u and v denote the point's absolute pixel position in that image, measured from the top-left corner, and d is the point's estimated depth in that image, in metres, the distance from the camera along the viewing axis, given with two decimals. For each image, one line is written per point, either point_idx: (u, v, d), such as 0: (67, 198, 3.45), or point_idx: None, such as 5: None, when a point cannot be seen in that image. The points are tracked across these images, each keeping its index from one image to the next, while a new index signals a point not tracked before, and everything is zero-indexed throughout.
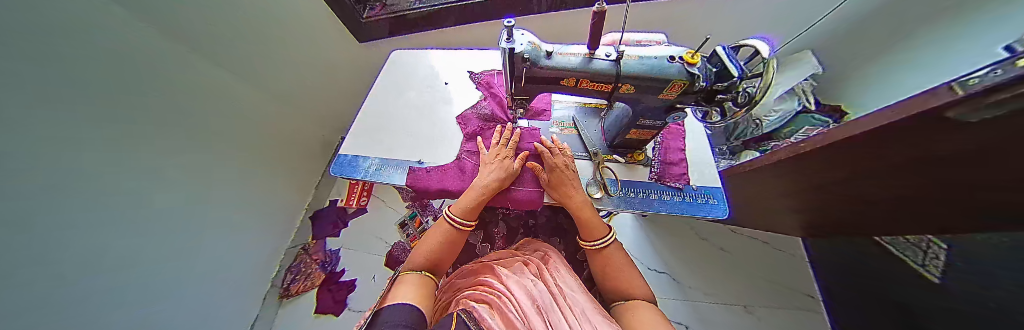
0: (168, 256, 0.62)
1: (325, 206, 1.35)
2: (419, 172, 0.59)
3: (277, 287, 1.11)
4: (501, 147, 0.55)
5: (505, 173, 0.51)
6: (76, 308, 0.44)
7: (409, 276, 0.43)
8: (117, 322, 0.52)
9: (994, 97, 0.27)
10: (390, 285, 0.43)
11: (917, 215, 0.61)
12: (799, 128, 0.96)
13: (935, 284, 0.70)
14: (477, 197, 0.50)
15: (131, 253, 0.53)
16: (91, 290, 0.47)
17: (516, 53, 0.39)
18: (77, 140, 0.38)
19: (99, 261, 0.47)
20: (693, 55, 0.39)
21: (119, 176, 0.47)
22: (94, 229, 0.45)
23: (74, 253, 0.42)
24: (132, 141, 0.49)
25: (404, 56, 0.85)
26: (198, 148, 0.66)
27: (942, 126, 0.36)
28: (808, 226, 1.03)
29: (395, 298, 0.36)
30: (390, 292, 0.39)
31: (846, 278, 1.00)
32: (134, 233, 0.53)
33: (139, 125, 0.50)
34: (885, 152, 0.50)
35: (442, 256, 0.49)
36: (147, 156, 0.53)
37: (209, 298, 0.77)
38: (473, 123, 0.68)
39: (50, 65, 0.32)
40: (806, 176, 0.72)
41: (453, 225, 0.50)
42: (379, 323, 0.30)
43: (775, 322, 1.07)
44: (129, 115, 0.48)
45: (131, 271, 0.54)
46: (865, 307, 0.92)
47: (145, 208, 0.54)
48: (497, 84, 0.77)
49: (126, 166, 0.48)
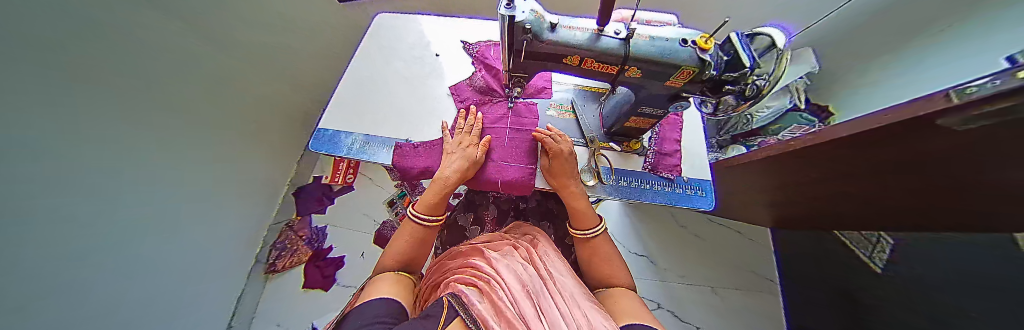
0: (132, 230, 0.58)
1: (309, 182, 1.30)
2: (406, 149, 0.56)
3: (262, 262, 1.08)
4: (466, 134, 0.52)
5: (468, 162, 0.48)
6: (58, 291, 0.45)
7: (382, 276, 0.41)
8: (90, 301, 0.51)
9: (993, 107, 0.27)
10: (363, 286, 0.39)
11: (877, 213, 0.67)
12: (786, 126, 0.96)
13: (876, 274, 0.81)
14: (440, 192, 0.48)
15: (95, 225, 0.49)
16: (65, 269, 0.45)
17: (517, 23, 0.35)
18: (41, 103, 0.35)
19: (64, 234, 0.43)
20: (707, 40, 0.37)
21: (81, 145, 0.43)
22: (57, 200, 0.41)
23: (45, 231, 0.40)
24: (91, 104, 0.43)
25: (391, 20, 0.77)
26: (158, 113, 0.59)
27: (919, 135, 0.39)
28: (778, 219, 1.11)
29: (371, 293, 0.35)
30: (364, 290, 0.37)
31: (804, 266, 1.10)
32: (99, 205, 0.49)
33: (101, 89, 0.45)
34: (858, 154, 0.53)
35: (414, 259, 0.47)
36: (106, 122, 0.47)
37: (182, 278, 0.75)
38: (466, 97, 0.64)
39: (16, 23, 0.29)
40: (784, 174, 0.76)
41: (420, 222, 0.48)
42: (353, 317, 0.28)
43: (735, 301, 1.19)
44: (90, 76, 0.42)
45: (94, 245, 0.50)
46: (814, 290, 1.04)
47: (113, 182, 0.51)
48: (493, 56, 0.69)
49: (86, 132, 0.44)
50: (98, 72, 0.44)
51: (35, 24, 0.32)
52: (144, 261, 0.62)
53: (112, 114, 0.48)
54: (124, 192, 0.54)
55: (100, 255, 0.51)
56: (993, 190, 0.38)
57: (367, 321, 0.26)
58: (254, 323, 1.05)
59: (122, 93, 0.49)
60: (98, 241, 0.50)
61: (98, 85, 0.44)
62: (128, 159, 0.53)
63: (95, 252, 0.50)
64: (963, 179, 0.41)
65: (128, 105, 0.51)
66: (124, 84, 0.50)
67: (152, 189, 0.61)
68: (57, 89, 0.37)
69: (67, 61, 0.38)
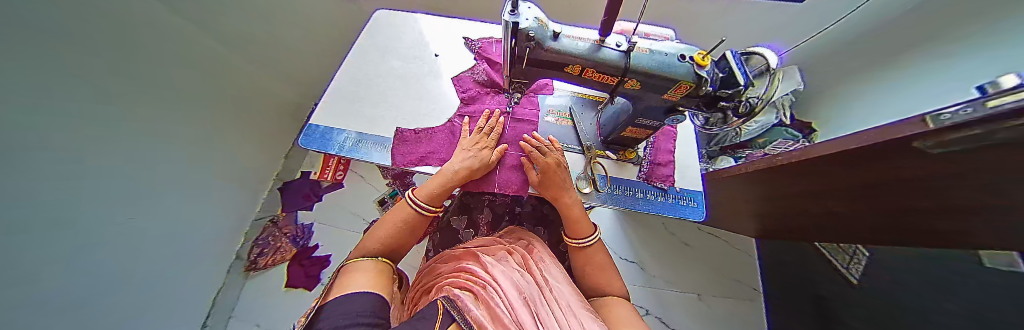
0: (107, 225, 0.53)
1: (296, 178, 1.26)
2: (407, 135, 0.57)
3: (243, 259, 1.04)
4: (483, 135, 0.52)
5: (481, 162, 0.49)
6: (34, 286, 0.41)
7: (361, 263, 0.38)
8: (63, 303, 0.48)
9: (960, 132, 0.28)
10: (335, 273, 0.36)
11: (856, 230, 0.70)
12: (773, 140, 1.00)
13: (858, 287, 0.84)
14: (444, 183, 0.48)
15: (65, 219, 0.45)
16: (44, 267, 0.43)
17: (521, 30, 0.35)
18: (15, 90, 0.32)
19: (39, 225, 0.40)
20: (704, 57, 0.38)
21: (54, 131, 0.40)
22: (33, 193, 0.38)
23: (22, 225, 0.37)
24: (64, 85, 0.40)
25: (392, 18, 0.76)
26: (139, 101, 0.56)
27: (890, 156, 0.41)
28: (762, 230, 1.15)
29: (351, 284, 0.32)
30: (339, 281, 0.33)
31: (787, 276, 1.14)
32: (69, 196, 0.44)
33: (72, 70, 0.41)
34: (841, 174, 0.55)
35: (401, 242, 0.46)
36: (80, 111, 0.44)
37: (156, 281, 0.69)
38: (468, 88, 0.65)
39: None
40: (771, 188, 0.78)
41: (419, 210, 0.47)
42: (333, 314, 0.25)
43: (720, 307, 1.22)
44: (66, 63, 0.40)
45: (68, 241, 0.46)
46: (794, 300, 1.09)
47: (91, 176, 0.48)
48: (495, 53, 0.72)
49: (58, 121, 0.40)
50: (72, 53, 0.40)
51: (10, 7, 0.30)
52: (113, 257, 0.57)
53: (87, 104, 0.45)
54: (105, 187, 0.51)
55: (81, 249, 0.49)
56: (980, 210, 0.40)
57: (349, 319, 0.23)
58: (231, 324, 0.99)
59: (93, 79, 0.45)
60: (79, 240, 0.48)
61: (67, 71, 0.40)
62: (99, 148, 0.49)
63: (72, 250, 0.47)
64: (951, 201, 0.43)
65: (100, 93, 0.47)
66: (98, 70, 0.46)
67: (129, 179, 0.56)
68: (31, 75, 0.34)
69: (42, 39, 0.35)
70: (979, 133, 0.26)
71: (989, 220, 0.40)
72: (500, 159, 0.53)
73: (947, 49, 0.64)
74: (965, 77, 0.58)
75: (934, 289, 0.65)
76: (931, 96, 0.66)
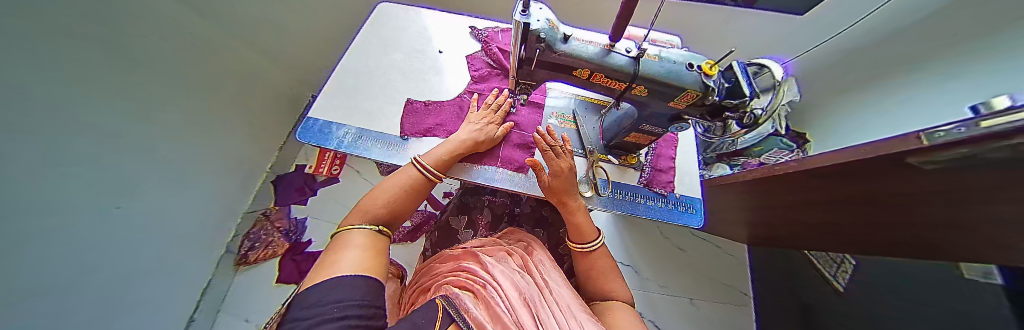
0: (90, 218, 0.51)
1: (291, 171, 1.24)
2: (417, 106, 0.60)
3: (233, 253, 1.02)
4: (491, 111, 0.55)
5: (487, 136, 0.52)
6: (28, 268, 0.40)
7: (352, 236, 0.32)
8: (53, 289, 0.46)
9: (946, 151, 0.29)
10: (332, 238, 0.33)
11: (845, 240, 0.72)
12: (767, 150, 1.01)
13: (840, 292, 0.88)
14: (455, 149, 0.48)
15: (53, 204, 0.43)
16: (36, 251, 0.41)
17: (532, 31, 0.35)
18: (6, 72, 0.31)
19: (30, 208, 0.39)
20: (712, 66, 0.37)
21: (49, 109, 0.38)
22: (24, 173, 0.36)
23: (12, 205, 0.36)
24: (57, 62, 0.38)
25: (395, 10, 0.75)
26: (133, 84, 0.54)
27: (883, 173, 0.43)
28: (754, 238, 1.17)
29: (341, 263, 0.28)
30: (328, 256, 0.30)
31: (777, 283, 1.16)
32: (59, 178, 0.43)
33: (64, 47, 0.39)
34: (835, 188, 0.57)
35: (404, 210, 0.42)
36: (69, 97, 0.42)
37: (144, 269, 0.67)
38: (479, 66, 0.69)
39: None
40: (765, 196, 0.80)
41: (427, 175, 0.44)
42: (315, 301, 0.21)
43: (709, 311, 1.24)
44: (59, 41, 0.38)
45: (56, 233, 0.44)
46: (783, 307, 1.11)
47: (81, 159, 0.46)
48: (501, 41, 0.74)
49: (49, 105, 0.38)
50: (65, 28, 0.39)
51: None
52: (104, 242, 0.55)
53: (80, 87, 0.43)
54: (93, 172, 0.49)
55: (72, 237, 0.48)
56: (964, 226, 0.42)
57: (342, 312, 0.21)
58: (218, 320, 0.96)
59: (86, 63, 0.43)
60: (69, 224, 0.46)
61: (58, 55, 0.39)
62: (92, 136, 0.47)
63: (65, 236, 0.46)
64: (933, 217, 0.45)
65: (94, 78, 0.45)
66: (88, 51, 0.43)
67: (116, 167, 0.54)
68: (25, 55, 0.33)
69: (35, 15, 0.34)
70: (966, 153, 0.27)
71: (972, 235, 0.42)
72: (504, 135, 0.57)
73: (939, 67, 0.67)
74: (959, 92, 0.59)
75: (918, 299, 0.67)
76: (921, 110, 0.68)
